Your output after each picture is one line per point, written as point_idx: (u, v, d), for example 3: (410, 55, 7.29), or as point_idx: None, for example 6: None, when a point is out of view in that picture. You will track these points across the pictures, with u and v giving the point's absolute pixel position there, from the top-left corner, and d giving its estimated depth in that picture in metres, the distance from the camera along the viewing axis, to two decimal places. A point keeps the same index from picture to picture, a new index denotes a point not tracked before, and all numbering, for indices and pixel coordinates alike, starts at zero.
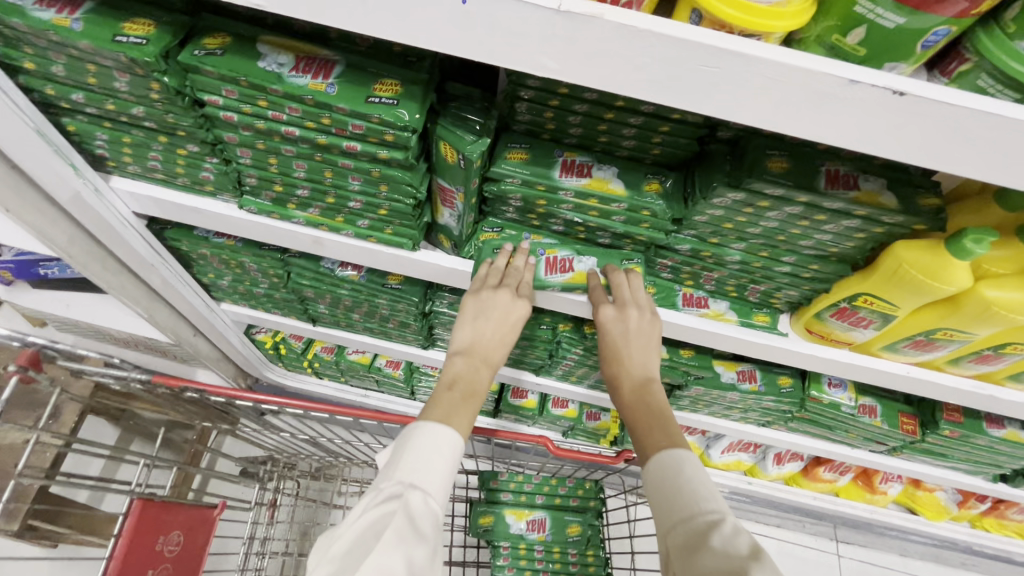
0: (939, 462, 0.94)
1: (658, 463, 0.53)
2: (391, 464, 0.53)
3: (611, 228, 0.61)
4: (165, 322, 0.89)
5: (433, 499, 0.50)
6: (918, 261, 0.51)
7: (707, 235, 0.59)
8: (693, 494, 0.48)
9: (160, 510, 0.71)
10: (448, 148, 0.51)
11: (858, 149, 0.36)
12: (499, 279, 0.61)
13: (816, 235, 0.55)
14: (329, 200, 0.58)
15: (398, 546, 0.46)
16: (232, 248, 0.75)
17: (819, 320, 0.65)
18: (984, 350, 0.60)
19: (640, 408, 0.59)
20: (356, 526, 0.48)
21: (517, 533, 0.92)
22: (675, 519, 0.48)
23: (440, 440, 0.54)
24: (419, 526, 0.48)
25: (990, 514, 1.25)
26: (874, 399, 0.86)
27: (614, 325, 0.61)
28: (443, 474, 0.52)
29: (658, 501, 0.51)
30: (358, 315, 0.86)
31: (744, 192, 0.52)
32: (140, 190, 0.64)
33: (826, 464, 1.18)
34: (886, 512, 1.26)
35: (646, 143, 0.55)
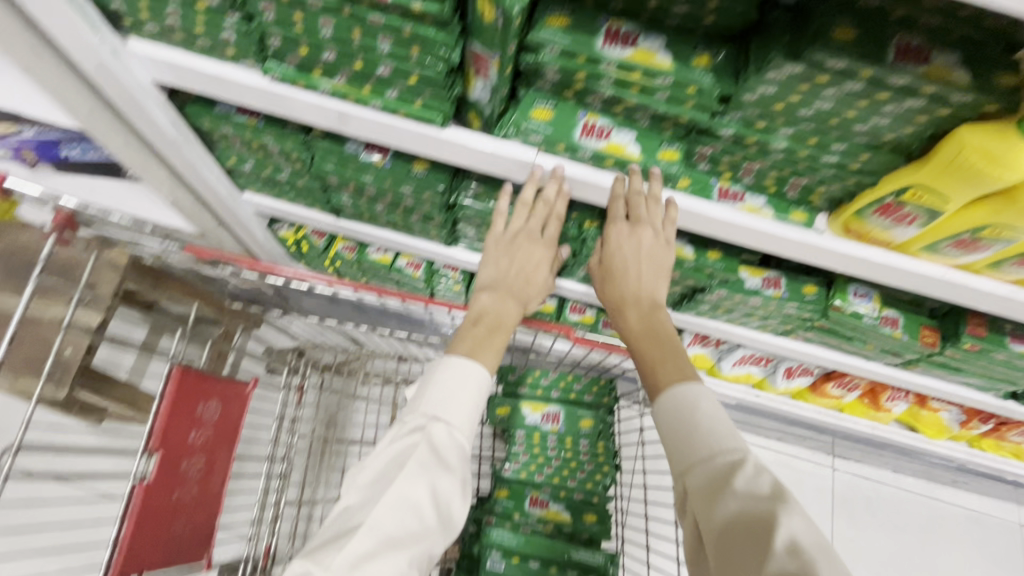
0: (952, 377, 0.95)
1: (669, 398, 0.53)
2: (420, 397, 0.58)
3: (653, 109, 0.57)
4: (191, 209, 0.89)
5: (453, 431, 0.56)
6: (981, 148, 0.48)
7: (753, 119, 0.56)
8: (711, 440, 0.49)
9: (196, 379, 0.75)
10: (485, 3, 0.47)
11: None
12: (530, 209, 0.68)
13: (872, 119, 0.52)
14: (356, 65, 0.55)
15: (421, 475, 0.53)
16: (254, 127, 0.73)
17: (859, 217, 0.62)
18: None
19: (645, 338, 0.60)
20: (386, 454, 0.55)
21: (532, 423, 0.98)
22: (694, 459, 0.48)
23: (467, 374, 0.58)
24: (443, 457, 0.54)
25: (989, 436, 1.29)
26: (898, 311, 0.85)
27: (627, 244, 0.64)
28: (468, 410, 0.57)
29: (672, 440, 0.51)
30: (381, 207, 0.85)
31: (803, 64, 0.48)
32: (160, 54, 0.61)
33: (836, 380, 1.20)
34: (886, 428, 1.30)
35: (700, 9, 0.50)
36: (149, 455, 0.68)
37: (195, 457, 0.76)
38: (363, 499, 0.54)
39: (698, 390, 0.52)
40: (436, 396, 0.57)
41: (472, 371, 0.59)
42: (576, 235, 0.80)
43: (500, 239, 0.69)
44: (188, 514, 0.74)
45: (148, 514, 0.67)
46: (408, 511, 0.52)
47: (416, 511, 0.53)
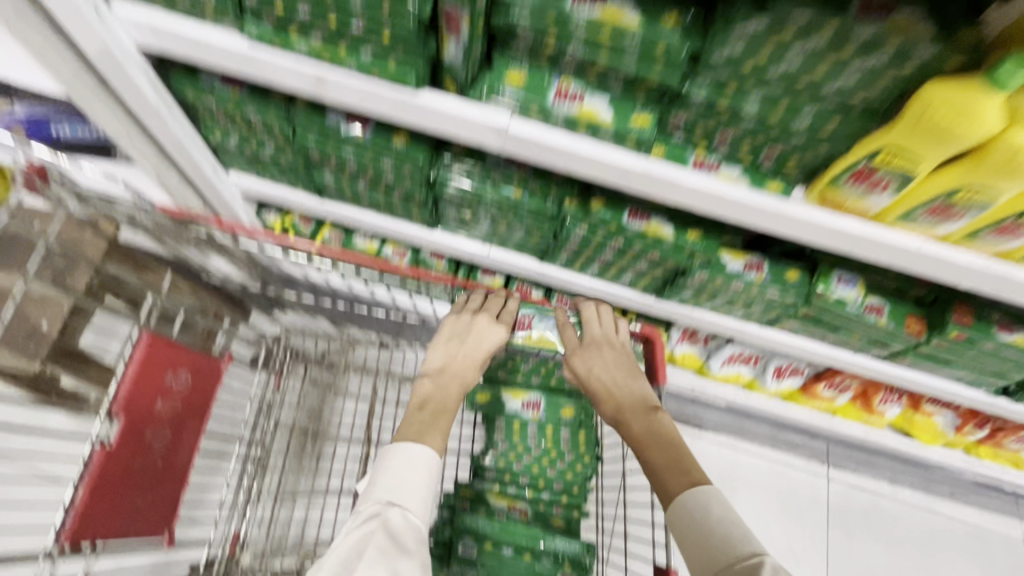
0: (941, 370, 0.93)
1: (689, 501, 0.57)
2: (372, 488, 0.61)
3: (623, 73, 0.58)
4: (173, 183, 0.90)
5: (410, 514, 0.59)
6: (948, 102, 0.48)
7: (724, 82, 0.56)
8: (731, 541, 0.53)
9: (166, 349, 0.78)
10: None
11: None
12: (479, 306, 0.81)
13: (839, 78, 0.52)
14: (332, 23, 0.56)
15: (381, 562, 0.54)
16: (236, 99, 0.74)
17: (833, 186, 0.62)
18: (1006, 219, 0.58)
19: (651, 441, 0.65)
20: (342, 545, 0.56)
21: (513, 411, 0.94)
22: (721, 565, 0.52)
23: (415, 457, 0.63)
24: (399, 541, 0.57)
25: (986, 442, 1.26)
26: (883, 297, 0.84)
27: (590, 363, 0.75)
28: (422, 492, 0.61)
29: (692, 550, 0.54)
30: (363, 184, 0.86)
31: (768, 18, 0.49)
32: (142, 16, 0.63)
33: (827, 380, 1.18)
34: (881, 434, 1.27)
35: None
36: (112, 419, 0.71)
37: (159, 430, 0.79)
38: None
39: (714, 492, 0.58)
40: (390, 483, 0.61)
41: (418, 451, 0.63)
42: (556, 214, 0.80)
43: (446, 340, 0.77)
44: (151, 486, 0.77)
45: (103, 482, 0.69)
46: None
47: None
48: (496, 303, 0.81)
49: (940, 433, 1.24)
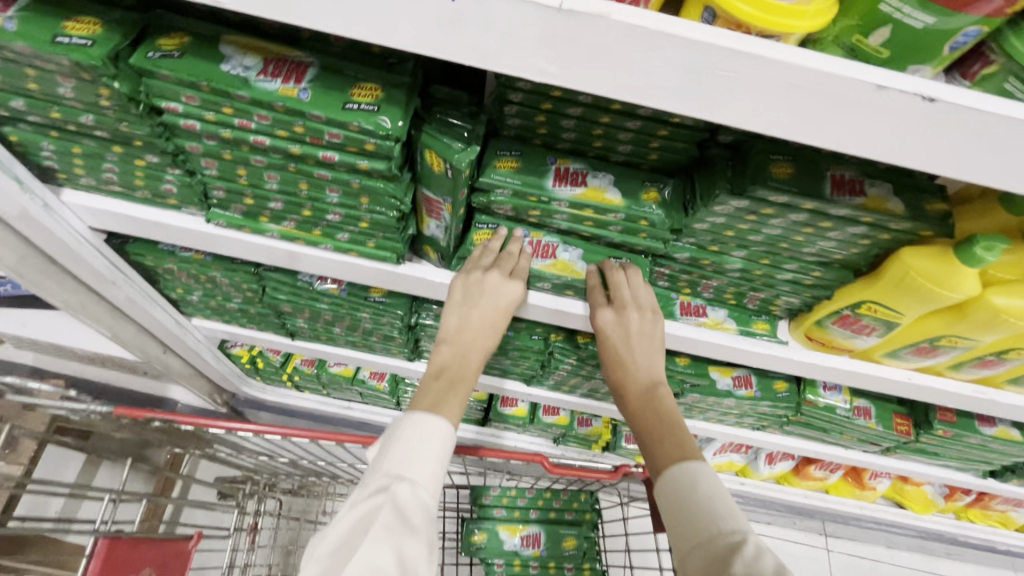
0: (931, 460, 0.94)
1: (674, 478, 0.49)
2: (382, 458, 0.49)
3: (608, 238, 0.58)
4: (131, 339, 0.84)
5: (421, 489, 0.47)
6: (926, 270, 0.49)
7: (706, 243, 0.57)
8: (711, 509, 0.45)
9: (128, 548, 0.65)
10: (434, 156, 0.47)
11: (881, 158, 0.34)
12: (493, 261, 0.57)
13: (820, 242, 0.53)
14: (305, 212, 0.54)
15: (386, 540, 0.44)
16: (200, 263, 0.70)
17: (819, 327, 0.63)
18: (987, 355, 0.58)
19: (650, 417, 0.56)
20: (344, 521, 0.46)
21: (512, 549, 0.89)
22: (692, 541, 0.44)
23: (431, 430, 0.51)
24: (411, 521, 0.45)
25: (975, 505, 1.27)
26: (869, 400, 0.85)
27: (613, 328, 0.58)
28: (435, 467, 0.49)
29: (672, 519, 0.47)
30: (339, 329, 0.82)
31: (748, 199, 0.49)
32: (95, 204, 0.58)
33: (817, 462, 1.18)
34: (875, 507, 1.27)
35: (643, 148, 0.52)
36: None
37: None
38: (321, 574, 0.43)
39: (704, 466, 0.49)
40: (404, 451, 0.49)
41: (434, 424, 0.51)
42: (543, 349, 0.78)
43: (459, 304, 0.57)
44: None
45: None
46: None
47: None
48: (508, 259, 0.57)
49: (930, 502, 1.25)
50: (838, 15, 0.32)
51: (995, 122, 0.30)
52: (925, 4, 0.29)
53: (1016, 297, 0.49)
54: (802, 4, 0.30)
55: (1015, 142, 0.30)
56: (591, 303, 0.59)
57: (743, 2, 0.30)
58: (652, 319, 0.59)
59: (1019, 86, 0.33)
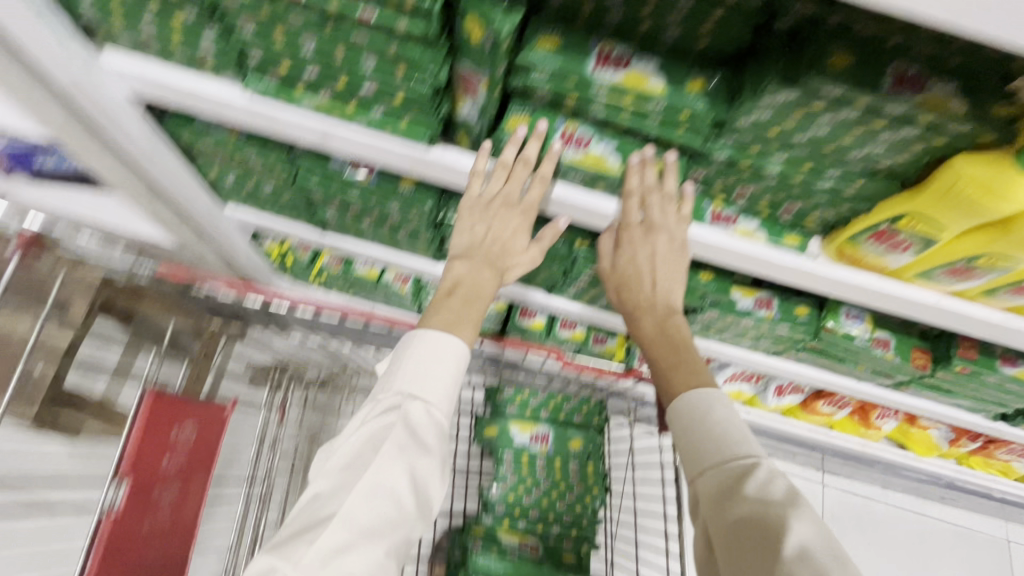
0: (943, 398, 0.94)
1: (686, 405, 0.56)
2: (397, 375, 0.56)
3: (644, 132, 0.57)
4: (171, 219, 0.87)
5: (428, 408, 0.55)
6: (978, 177, 0.47)
7: (747, 144, 0.55)
8: (727, 437, 0.52)
9: (170, 405, 0.71)
10: (474, 23, 0.45)
11: None
12: (507, 173, 0.60)
13: (868, 146, 0.51)
14: (340, 82, 0.53)
15: (397, 456, 0.53)
16: (235, 141, 0.71)
17: (853, 242, 0.62)
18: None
19: (661, 342, 0.63)
20: (359, 435, 0.53)
21: (521, 444, 1.03)
22: (707, 464, 0.51)
23: (442, 350, 0.57)
24: (421, 438, 0.54)
25: (978, 453, 1.29)
26: (890, 332, 0.85)
27: (634, 252, 0.65)
28: (447, 385, 0.56)
29: (686, 445, 0.54)
30: (368, 223, 0.83)
31: (799, 91, 0.47)
32: (134, 68, 0.59)
33: (826, 398, 1.20)
34: (878, 446, 1.30)
35: (693, 30, 0.49)
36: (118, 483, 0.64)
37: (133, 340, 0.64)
38: (335, 485, 0.51)
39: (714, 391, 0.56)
40: (415, 373, 0.56)
41: (447, 342, 0.57)
42: (567, 254, 0.79)
43: (472, 219, 0.63)
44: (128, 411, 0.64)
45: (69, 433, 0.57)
46: (386, 498, 0.52)
47: (393, 501, 0.52)
48: (521, 172, 0.60)
49: (934, 445, 1.27)
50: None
51: None
52: None
53: None
54: None
55: None
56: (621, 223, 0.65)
57: None
58: (678, 248, 0.63)
59: None
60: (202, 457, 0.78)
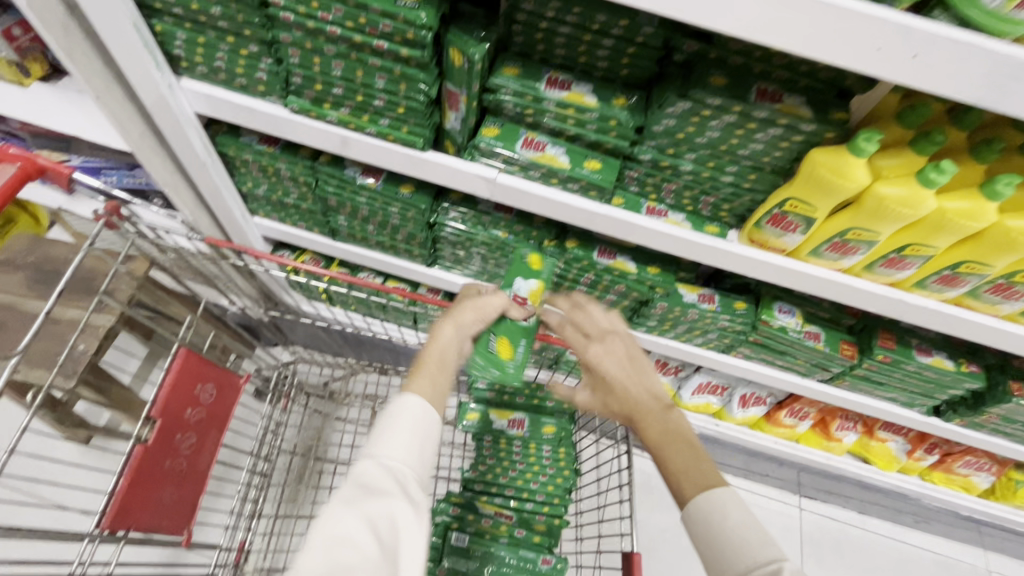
0: (878, 393, 1.06)
1: (699, 510, 0.59)
2: (368, 442, 0.58)
3: (586, 137, 0.74)
4: (206, 228, 1.06)
5: (379, 466, 0.55)
6: (827, 162, 0.63)
7: (665, 147, 0.72)
8: (750, 541, 0.55)
9: (200, 362, 0.84)
10: (457, 53, 0.64)
11: (749, 37, 0.49)
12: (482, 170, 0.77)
13: (750, 145, 0.68)
14: (358, 98, 0.71)
15: (349, 509, 0.52)
16: (270, 153, 0.89)
17: (758, 228, 0.76)
18: (891, 253, 0.71)
19: (666, 442, 0.65)
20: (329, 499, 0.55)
21: (499, 428, 1.05)
22: (736, 572, 0.54)
23: (412, 418, 0.59)
24: (371, 488, 0.54)
25: (938, 468, 1.35)
26: (819, 326, 0.98)
27: (605, 360, 0.72)
28: (401, 464, 0.56)
29: (712, 548, 0.57)
30: (372, 228, 1.00)
31: (690, 101, 0.65)
32: (199, 88, 0.77)
33: (788, 408, 1.30)
34: (841, 460, 1.37)
35: (617, 63, 0.68)
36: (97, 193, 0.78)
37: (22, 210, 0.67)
38: None
39: (727, 493, 0.59)
40: (379, 430, 0.58)
41: (414, 403, 0.60)
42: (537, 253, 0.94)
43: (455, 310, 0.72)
44: (177, 484, 0.80)
45: None
46: (343, 549, 0.49)
47: (347, 545, 0.49)
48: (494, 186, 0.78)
49: (894, 458, 1.34)
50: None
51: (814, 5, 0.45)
52: None
53: (899, 187, 0.62)
54: None
55: (828, 20, 0.46)
56: (573, 347, 0.76)
57: None
58: (632, 359, 0.73)
59: None
60: (219, 412, 0.88)
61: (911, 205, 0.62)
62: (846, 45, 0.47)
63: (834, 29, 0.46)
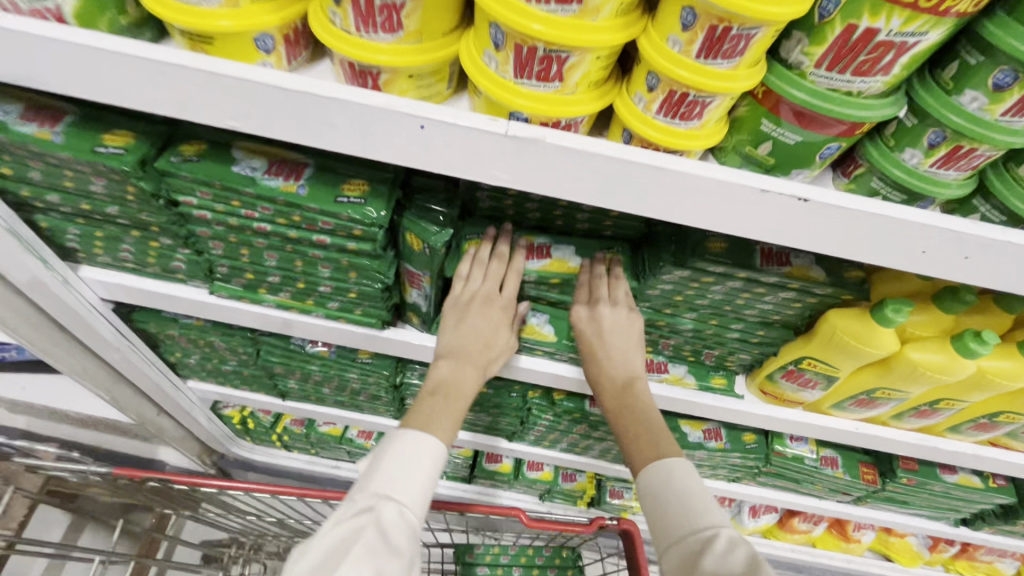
0: (902, 508, 0.97)
1: (653, 478, 0.52)
2: (376, 476, 0.49)
3: (570, 302, 0.65)
4: (127, 403, 0.82)
5: (408, 511, 0.47)
6: (848, 328, 0.55)
7: (660, 307, 0.63)
8: (686, 507, 0.48)
9: None
10: (414, 238, 0.54)
11: (772, 240, 0.41)
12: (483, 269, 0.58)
13: (758, 305, 0.60)
14: (299, 284, 0.61)
15: (368, 562, 0.43)
16: (200, 328, 0.74)
17: (771, 380, 0.68)
18: (921, 405, 0.65)
19: (625, 414, 0.58)
20: (322, 540, 0.45)
21: None
22: (669, 540, 0.47)
23: (423, 448, 0.51)
24: (393, 540, 0.45)
25: (961, 557, 1.27)
26: (834, 450, 0.87)
27: (587, 326, 0.59)
28: (422, 488, 0.49)
29: (652, 518, 0.49)
30: (329, 389, 0.86)
31: (689, 269, 0.55)
32: (110, 279, 0.64)
33: (801, 515, 1.20)
34: (862, 560, 1.27)
35: (599, 224, 0.59)
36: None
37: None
38: None
39: (676, 466, 0.51)
40: (395, 466, 0.49)
41: (426, 439, 0.51)
42: (522, 406, 0.82)
43: (453, 323, 0.59)
44: None
45: None
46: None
47: None
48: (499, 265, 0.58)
49: (916, 553, 1.26)
50: (766, 80, 0.35)
51: (854, 213, 0.38)
52: (792, 125, 0.36)
53: (932, 352, 0.55)
54: (695, 128, 0.37)
55: (869, 226, 0.38)
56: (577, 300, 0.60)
57: (651, 127, 0.37)
58: (632, 322, 0.59)
59: (882, 185, 0.40)
60: None
61: (944, 369, 0.56)
62: (887, 247, 0.40)
63: (875, 234, 0.39)
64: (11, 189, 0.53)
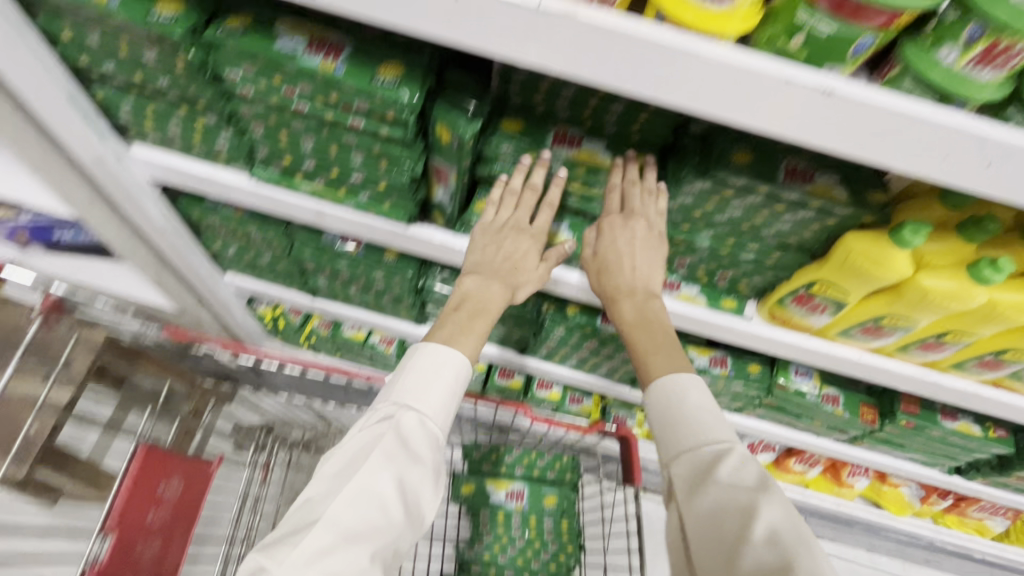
0: (898, 453, 1.00)
1: (662, 391, 0.58)
2: (399, 391, 0.57)
3: (590, 211, 0.68)
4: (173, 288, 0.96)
5: (426, 421, 0.56)
6: (865, 250, 0.56)
7: (678, 222, 0.65)
8: (702, 423, 0.55)
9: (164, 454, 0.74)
10: (444, 128, 0.55)
11: (791, 137, 0.41)
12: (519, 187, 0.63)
13: (776, 224, 0.60)
14: (333, 173, 0.64)
15: (386, 466, 0.53)
16: (239, 220, 0.80)
17: (781, 304, 0.70)
18: (929, 338, 0.66)
19: (640, 327, 0.63)
20: (348, 445, 0.55)
21: (497, 502, 0.97)
22: (680, 450, 0.54)
23: (445, 361, 0.59)
24: (410, 445, 0.54)
25: (951, 511, 1.31)
26: (837, 388, 0.90)
27: (620, 235, 0.62)
28: (440, 395, 0.57)
29: (661, 429, 0.57)
30: (355, 289, 0.91)
31: (710, 179, 0.56)
32: (156, 159, 0.68)
33: (798, 456, 1.24)
34: (852, 504, 1.32)
35: (628, 128, 0.58)
36: None
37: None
38: (325, 490, 0.52)
39: (698, 395, 0.56)
40: (415, 381, 0.58)
41: (451, 357, 0.59)
42: (535, 318, 0.87)
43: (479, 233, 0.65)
44: (163, 540, 0.75)
45: None
46: (373, 502, 0.51)
47: (377, 501, 0.51)
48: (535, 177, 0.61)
49: (906, 503, 1.30)
50: None
51: (877, 109, 0.38)
52: (830, 14, 0.37)
53: (945, 279, 0.56)
54: (729, 12, 0.39)
55: (889, 126, 0.39)
56: (637, 162, 0.55)
57: (687, 10, 0.39)
58: (655, 235, 0.62)
59: (910, 84, 0.40)
60: (185, 513, 0.78)
61: (955, 298, 0.56)
62: (906, 148, 0.40)
63: (895, 135, 0.39)
64: (70, 55, 0.57)
